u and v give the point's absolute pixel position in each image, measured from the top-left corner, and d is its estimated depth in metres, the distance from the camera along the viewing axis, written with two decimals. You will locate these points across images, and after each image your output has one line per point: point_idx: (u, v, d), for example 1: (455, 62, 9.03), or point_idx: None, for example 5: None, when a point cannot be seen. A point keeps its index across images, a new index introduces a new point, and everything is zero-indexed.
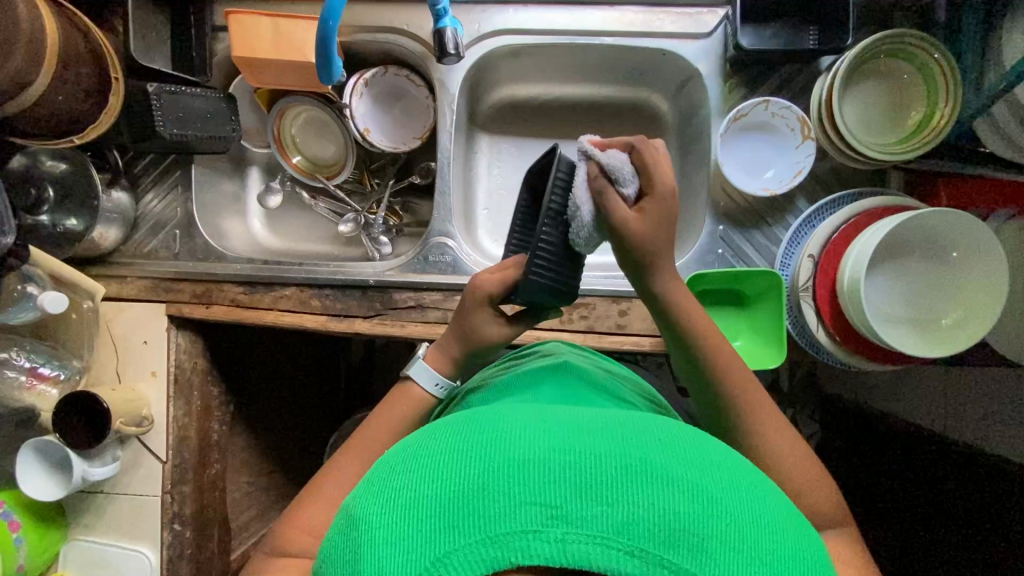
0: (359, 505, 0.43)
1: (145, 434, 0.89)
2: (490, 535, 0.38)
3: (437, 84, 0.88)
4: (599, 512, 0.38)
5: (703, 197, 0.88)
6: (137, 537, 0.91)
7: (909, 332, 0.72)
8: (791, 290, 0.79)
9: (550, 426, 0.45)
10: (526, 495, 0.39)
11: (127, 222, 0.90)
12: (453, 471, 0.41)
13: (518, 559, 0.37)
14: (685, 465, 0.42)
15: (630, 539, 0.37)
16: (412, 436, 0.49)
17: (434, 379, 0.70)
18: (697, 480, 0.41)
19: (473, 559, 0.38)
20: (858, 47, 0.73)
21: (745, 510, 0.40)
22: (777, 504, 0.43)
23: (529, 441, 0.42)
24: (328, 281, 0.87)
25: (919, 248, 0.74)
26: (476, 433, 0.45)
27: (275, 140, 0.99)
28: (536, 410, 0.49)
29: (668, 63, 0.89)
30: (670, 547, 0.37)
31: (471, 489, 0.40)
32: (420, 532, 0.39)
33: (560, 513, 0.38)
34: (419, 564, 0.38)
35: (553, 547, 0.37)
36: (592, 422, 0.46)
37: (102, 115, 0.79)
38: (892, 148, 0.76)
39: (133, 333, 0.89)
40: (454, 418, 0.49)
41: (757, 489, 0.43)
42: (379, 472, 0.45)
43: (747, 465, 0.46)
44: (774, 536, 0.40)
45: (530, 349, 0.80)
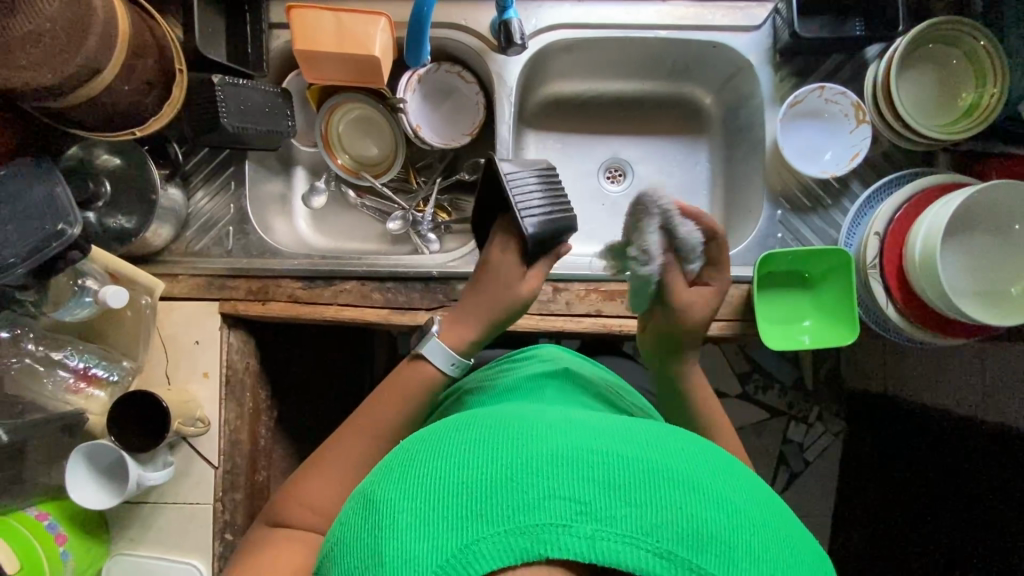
0: (381, 491, 0.45)
1: (198, 438, 0.86)
2: (517, 527, 0.39)
3: (495, 77, 0.89)
4: (628, 513, 0.40)
5: (759, 183, 0.90)
6: (187, 550, 0.86)
7: (983, 305, 0.74)
8: (858, 268, 0.80)
9: (572, 427, 0.47)
10: (557, 489, 0.41)
11: (179, 220, 0.88)
12: (480, 462, 0.43)
13: (547, 553, 0.39)
14: (707, 476, 0.44)
15: (657, 540, 0.39)
16: (431, 430, 0.51)
17: (450, 359, 0.73)
18: (715, 489, 0.43)
19: (502, 550, 0.39)
20: (913, 33, 0.76)
21: (759, 517, 0.43)
22: (783, 514, 0.46)
23: (554, 439, 0.44)
24: (389, 274, 0.86)
25: (981, 222, 0.76)
26: (499, 429, 0.47)
27: (323, 138, 0.98)
28: (557, 415, 0.50)
29: (717, 56, 0.92)
30: (695, 549, 0.39)
31: (499, 480, 0.42)
32: (449, 519, 0.41)
33: (588, 510, 0.40)
34: (446, 551, 0.40)
35: (582, 542, 0.39)
36: (612, 426, 0.48)
37: (164, 107, 0.79)
38: (949, 129, 0.79)
39: (186, 333, 0.86)
40: (471, 418, 0.51)
41: (765, 500, 0.46)
42: (401, 460, 0.47)
43: (760, 485, 0.48)
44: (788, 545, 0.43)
45: (523, 353, 0.83)
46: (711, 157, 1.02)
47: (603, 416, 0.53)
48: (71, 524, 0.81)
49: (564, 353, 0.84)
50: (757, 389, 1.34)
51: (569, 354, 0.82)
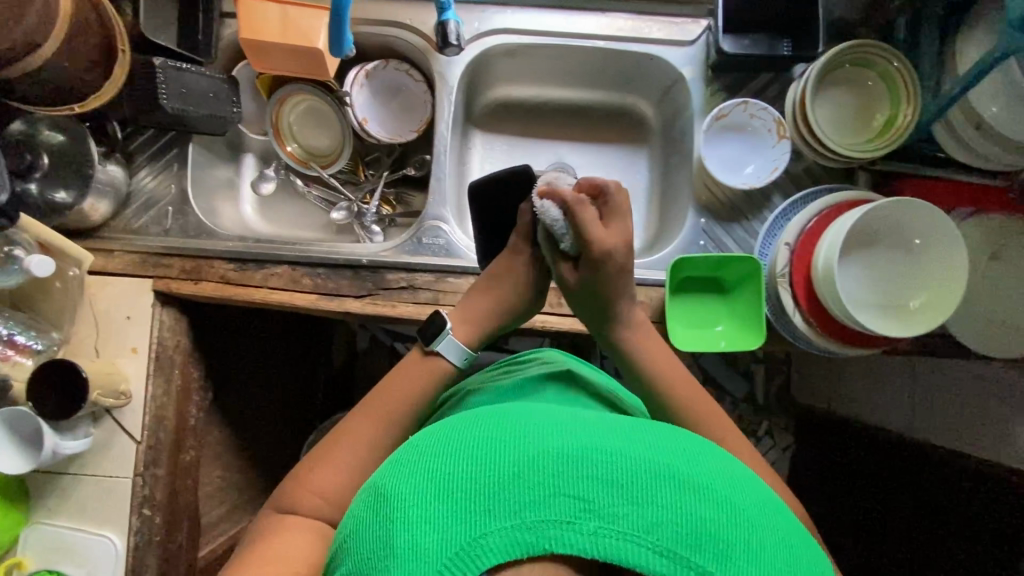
0: (389, 482, 0.45)
1: (121, 411, 0.87)
2: (524, 522, 0.41)
3: (437, 76, 0.92)
4: (629, 511, 0.41)
5: (687, 192, 0.94)
6: (103, 522, 0.87)
7: (881, 317, 0.77)
8: (769, 277, 0.83)
9: (579, 425, 0.48)
10: (563, 488, 0.42)
11: (119, 197, 0.90)
12: (484, 457, 0.44)
13: (550, 547, 0.41)
14: (706, 475, 0.45)
15: (656, 538, 0.40)
16: (439, 423, 0.51)
17: (462, 353, 0.75)
18: (717, 488, 0.44)
19: (508, 544, 0.40)
20: (827, 55, 0.80)
21: (761, 518, 0.44)
22: (780, 511, 0.47)
23: (557, 437, 0.45)
24: (320, 260, 0.88)
25: (885, 237, 0.79)
26: (507, 423, 0.47)
27: (273, 127, 1.01)
28: (560, 411, 0.51)
29: (655, 68, 0.96)
30: (695, 548, 0.41)
31: (507, 476, 0.43)
32: (455, 512, 0.42)
33: (591, 508, 0.41)
34: (455, 544, 0.40)
35: (586, 538, 0.41)
36: (618, 425, 0.49)
37: (106, 84, 0.81)
38: (864, 147, 0.82)
39: (116, 308, 0.88)
40: (480, 411, 0.52)
41: (765, 498, 0.47)
42: (409, 452, 0.48)
43: (759, 483, 0.49)
44: (787, 546, 0.44)
45: (525, 355, 0.88)
46: (651, 166, 1.06)
47: (611, 413, 0.53)
48: None
49: (565, 356, 0.87)
50: None
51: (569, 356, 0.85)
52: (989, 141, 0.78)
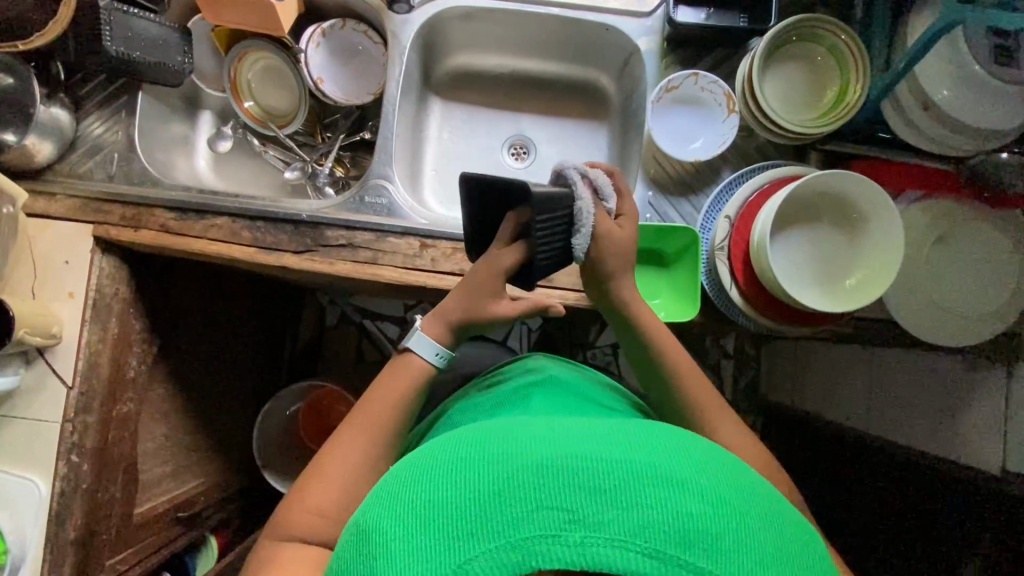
0: (375, 517, 0.45)
1: (52, 353, 0.86)
2: (510, 542, 0.40)
3: (390, 35, 0.91)
4: (615, 515, 0.40)
5: (638, 166, 0.93)
6: (29, 466, 0.86)
7: (817, 293, 0.75)
8: (708, 250, 0.82)
9: (562, 433, 0.46)
10: (545, 500, 0.41)
11: (64, 141, 0.89)
12: (465, 481, 0.43)
13: (538, 564, 0.39)
14: (694, 471, 0.43)
15: (645, 540, 0.39)
16: (424, 449, 0.51)
17: (434, 349, 0.75)
18: (702, 482, 0.43)
19: (494, 565, 0.39)
20: (775, 27, 0.78)
21: (749, 508, 0.42)
22: (771, 497, 0.46)
23: (537, 448, 0.44)
24: (260, 214, 0.87)
25: (826, 213, 0.77)
26: (488, 443, 0.47)
27: (230, 83, 1.00)
28: (545, 421, 0.50)
29: (613, 40, 0.95)
30: (685, 546, 0.39)
31: (488, 496, 0.42)
32: (439, 541, 0.41)
33: (576, 517, 0.40)
34: (441, 570, 0.40)
35: (574, 551, 0.39)
36: (602, 430, 0.47)
37: (50, 24, 0.79)
38: (811, 123, 0.81)
39: (55, 252, 0.88)
40: (465, 432, 0.51)
41: (752, 485, 0.45)
42: (394, 484, 0.47)
43: (751, 473, 0.47)
44: (782, 536, 0.42)
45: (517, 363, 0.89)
46: (609, 143, 1.05)
47: (598, 420, 0.52)
48: None
49: (560, 363, 0.88)
50: None
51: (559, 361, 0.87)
52: (936, 124, 0.78)
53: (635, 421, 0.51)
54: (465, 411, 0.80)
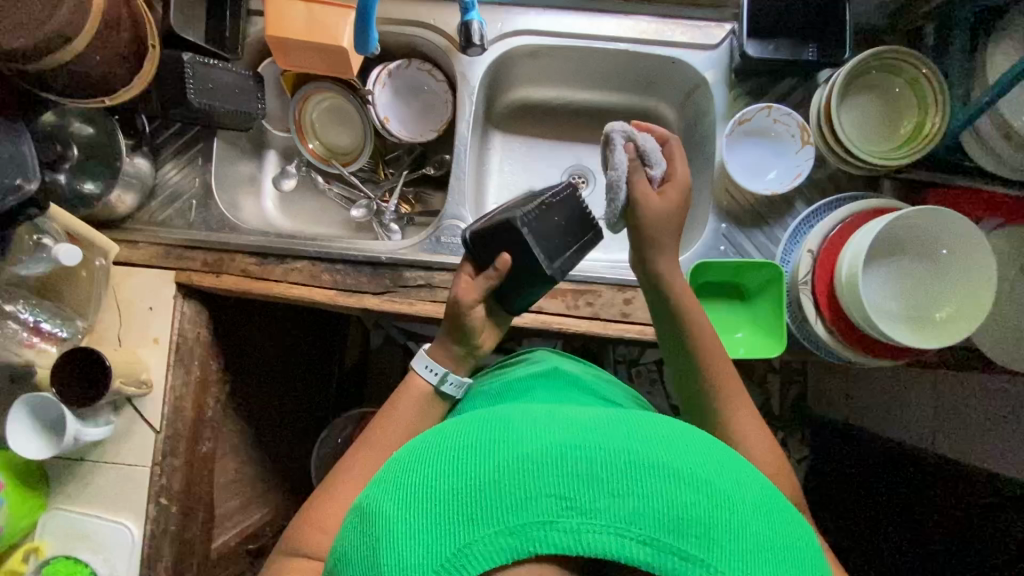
0: (376, 501, 0.46)
1: (140, 399, 0.88)
2: (508, 527, 0.41)
3: (459, 76, 0.93)
4: (611, 504, 0.41)
5: (708, 197, 0.93)
6: (121, 509, 0.88)
7: (906, 328, 0.75)
8: (791, 285, 0.82)
9: (559, 423, 0.47)
10: (543, 488, 0.42)
11: (145, 189, 0.91)
12: (466, 469, 0.44)
13: (538, 549, 0.41)
14: (688, 460, 0.45)
15: (638, 529, 0.41)
16: (421, 438, 0.51)
17: (425, 363, 0.76)
18: (694, 472, 0.44)
19: (493, 549, 0.41)
20: (855, 59, 0.79)
21: (739, 496, 0.44)
22: (759, 483, 0.47)
23: (534, 437, 0.45)
24: (339, 256, 0.89)
25: (911, 246, 0.77)
26: (487, 430, 0.47)
27: (296, 123, 1.02)
28: (542, 409, 0.51)
29: (677, 72, 0.95)
30: (677, 534, 0.40)
31: (488, 484, 0.43)
32: (439, 526, 0.42)
33: (573, 505, 0.41)
34: (443, 554, 0.41)
35: (569, 537, 0.41)
36: (594, 418, 0.48)
37: (135, 80, 0.82)
38: (888, 155, 0.81)
39: (139, 299, 0.89)
40: (463, 419, 0.51)
41: (743, 473, 0.47)
42: (393, 469, 0.48)
43: (744, 460, 0.49)
44: (773, 525, 0.44)
45: (518, 358, 0.87)
46: None
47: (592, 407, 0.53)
48: (9, 472, 0.83)
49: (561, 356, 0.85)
50: None
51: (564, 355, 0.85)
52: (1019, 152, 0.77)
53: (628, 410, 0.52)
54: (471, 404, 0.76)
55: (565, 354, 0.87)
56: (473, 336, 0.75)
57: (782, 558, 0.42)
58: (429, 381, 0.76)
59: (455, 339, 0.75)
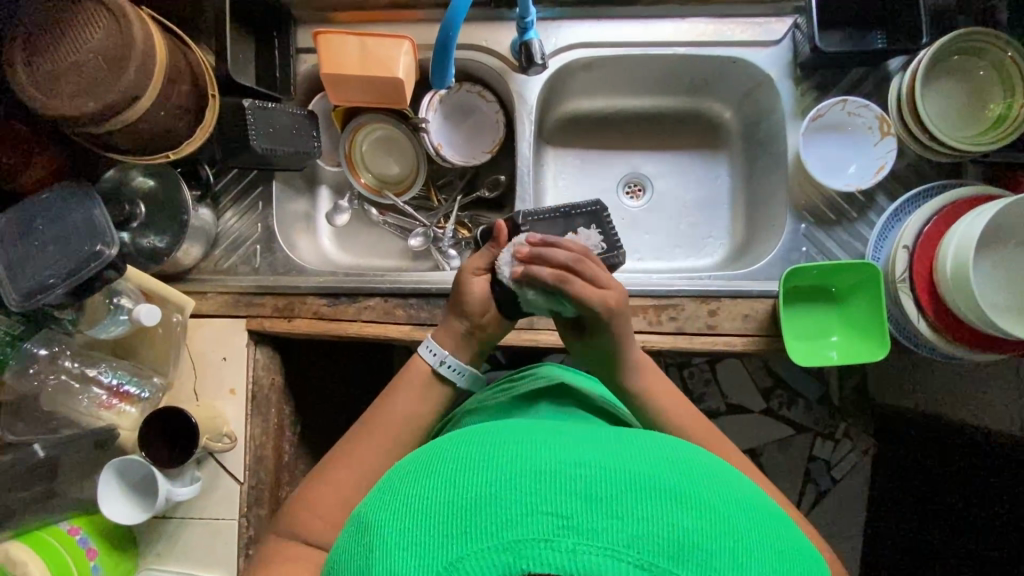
0: (373, 510, 0.44)
1: (224, 453, 0.86)
2: (502, 543, 0.38)
3: (515, 96, 0.91)
4: (610, 525, 0.38)
5: (781, 197, 0.90)
6: (212, 565, 0.86)
7: (1019, 321, 0.72)
8: (887, 283, 0.79)
9: (560, 439, 0.45)
10: (539, 503, 0.39)
11: (209, 239, 0.90)
12: (462, 480, 0.42)
13: (531, 568, 0.37)
14: (693, 482, 0.42)
15: (640, 552, 0.37)
16: (420, 448, 0.49)
17: (445, 361, 0.73)
18: (700, 496, 0.41)
19: (485, 566, 0.38)
20: (937, 45, 0.76)
21: (747, 523, 0.40)
22: (772, 515, 0.44)
23: (534, 450, 0.43)
24: (412, 291, 0.87)
25: (1016, 235, 0.74)
26: (487, 442, 0.45)
27: (346, 157, 1.00)
28: (542, 425, 0.48)
29: (737, 71, 0.92)
30: (679, 561, 0.37)
31: (483, 496, 0.40)
32: (431, 537, 0.39)
33: (570, 524, 0.38)
34: (433, 568, 0.38)
35: (566, 556, 0.37)
36: (596, 436, 0.46)
37: (197, 131, 0.81)
38: (975, 141, 0.78)
39: (213, 350, 0.88)
40: (462, 430, 0.49)
41: (754, 501, 0.43)
42: (392, 480, 0.46)
43: (753, 487, 0.46)
44: (782, 557, 0.40)
45: (529, 370, 0.83)
46: (732, 171, 1.02)
47: (595, 426, 0.50)
48: (101, 538, 0.81)
49: (565, 369, 0.83)
50: (783, 405, 1.32)
51: (571, 368, 0.82)
52: None
53: (631, 429, 0.49)
54: (477, 412, 0.74)
55: (572, 368, 0.83)
56: (471, 308, 0.72)
57: None
58: (429, 362, 0.74)
59: (457, 313, 0.73)
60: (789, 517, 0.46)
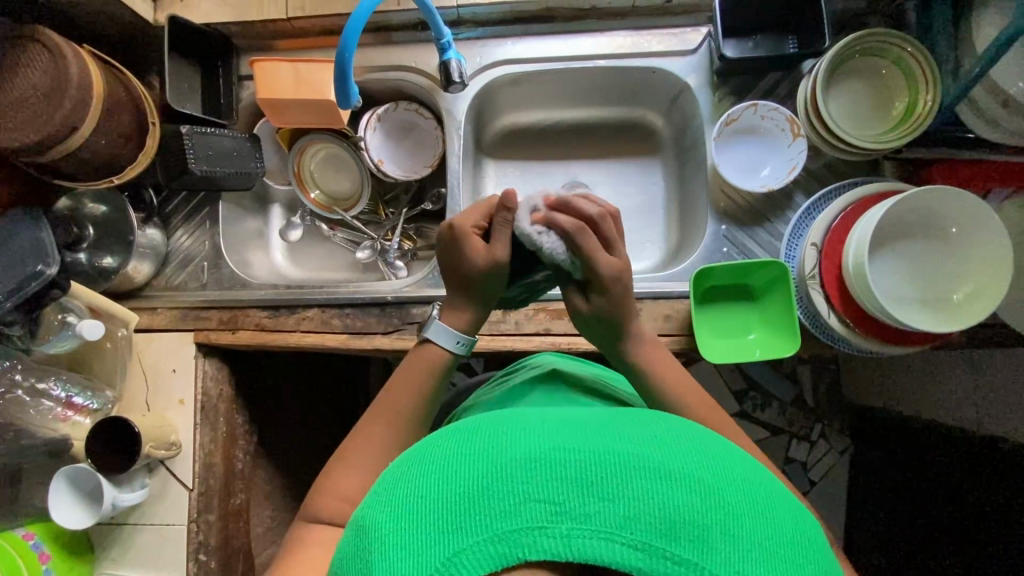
0: (369, 512, 0.43)
1: (171, 460, 0.90)
2: (496, 534, 0.38)
3: (444, 113, 0.96)
4: (601, 508, 0.38)
5: (705, 200, 0.92)
6: (162, 569, 0.90)
7: (922, 313, 0.74)
8: (799, 280, 0.80)
9: (552, 426, 0.44)
10: (531, 492, 0.39)
11: (159, 257, 0.96)
12: (455, 474, 0.41)
13: (526, 556, 0.37)
14: (685, 460, 0.41)
15: (631, 531, 0.37)
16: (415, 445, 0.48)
17: (455, 337, 0.69)
18: (693, 472, 0.40)
19: (481, 558, 0.38)
20: (834, 49, 0.79)
21: (740, 495, 0.40)
22: (770, 488, 0.43)
23: (527, 441, 0.42)
24: (347, 301, 0.91)
25: (919, 228, 0.76)
26: (482, 434, 0.44)
27: (295, 176, 1.04)
28: (537, 414, 0.48)
29: (660, 80, 0.96)
30: (671, 537, 0.37)
31: (477, 489, 0.40)
32: (428, 534, 0.39)
33: (562, 509, 0.38)
34: (429, 565, 0.38)
35: (559, 542, 0.37)
36: (588, 420, 0.46)
37: (140, 156, 0.87)
38: (878, 139, 0.80)
39: (162, 363, 0.92)
40: (458, 424, 0.48)
41: (749, 473, 0.43)
42: (387, 478, 0.45)
43: (747, 459, 0.45)
44: (774, 524, 0.40)
45: (521, 364, 0.80)
46: (666, 176, 1.04)
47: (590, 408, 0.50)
48: (55, 543, 0.86)
49: (569, 361, 0.78)
50: (755, 407, 1.30)
51: (564, 358, 0.78)
52: None
53: (626, 411, 0.49)
54: (477, 405, 0.72)
55: (568, 358, 0.79)
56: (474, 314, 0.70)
57: (788, 567, 0.38)
58: (452, 351, 0.70)
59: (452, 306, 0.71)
60: (787, 491, 0.45)
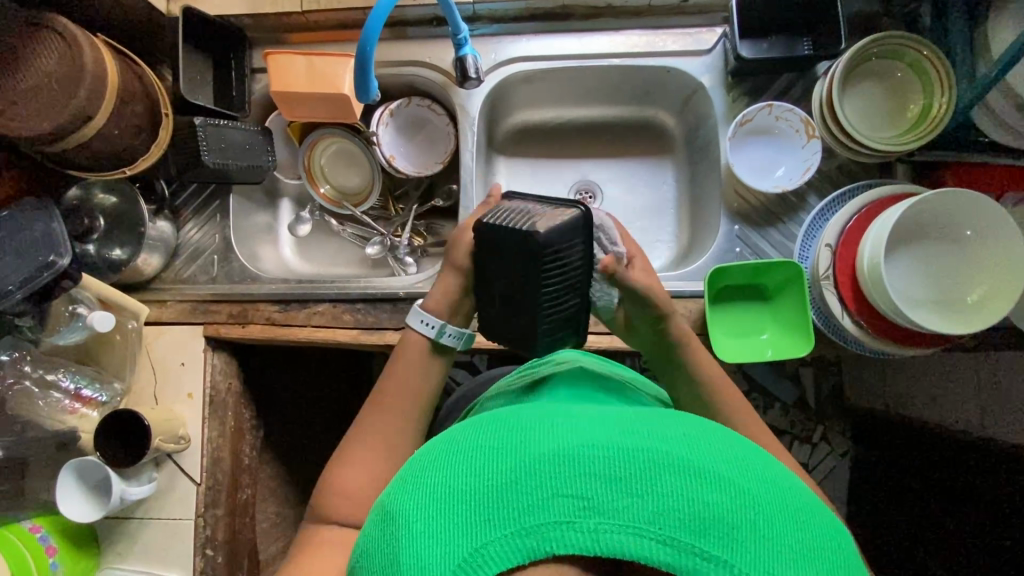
0: (393, 501, 0.43)
1: (180, 453, 0.90)
2: (523, 527, 0.38)
3: (458, 109, 0.95)
4: (630, 503, 0.38)
5: (717, 200, 0.92)
6: (169, 563, 0.89)
7: (935, 314, 0.74)
8: (812, 281, 0.81)
9: (580, 422, 0.44)
10: (559, 487, 0.39)
11: (169, 250, 0.95)
12: (484, 466, 0.41)
13: (554, 550, 0.37)
14: (715, 460, 0.41)
15: (660, 528, 0.37)
16: (438, 437, 0.48)
17: (420, 317, 0.72)
18: (721, 472, 0.40)
19: (508, 550, 0.37)
20: (852, 50, 0.79)
21: (769, 496, 0.40)
22: (797, 489, 0.42)
23: (556, 436, 0.42)
24: (359, 296, 0.91)
25: (933, 230, 0.76)
26: (508, 428, 0.44)
27: (305, 170, 1.04)
28: (562, 410, 0.48)
29: (674, 80, 0.96)
30: (701, 535, 0.37)
31: (505, 482, 0.40)
32: (455, 525, 0.39)
33: (591, 504, 0.38)
34: (455, 557, 0.38)
35: (587, 537, 0.37)
36: (614, 418, 0.45)
37: (153, 147, 0.86)
38: (894, 141, 0.80)
39: (171, 357, 0.92)
40: (482, 418, 0.48)
41: (777, 474, 0.43)
42: (412, 469, 0.45)
43: (775, 462, 0.45)
44: (803, 526, 0.39)
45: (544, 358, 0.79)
46: (677, 176, 1.04)
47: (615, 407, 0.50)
48: (62, 536, 0.85)
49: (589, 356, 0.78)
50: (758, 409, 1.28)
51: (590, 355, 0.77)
52: None
53: (651, 410, 0.49)
54: (497, 394, 0.71)
55: (591, 354, 0.79)
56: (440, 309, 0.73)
57: (817, 568, 0.38)
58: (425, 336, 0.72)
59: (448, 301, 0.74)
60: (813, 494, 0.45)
